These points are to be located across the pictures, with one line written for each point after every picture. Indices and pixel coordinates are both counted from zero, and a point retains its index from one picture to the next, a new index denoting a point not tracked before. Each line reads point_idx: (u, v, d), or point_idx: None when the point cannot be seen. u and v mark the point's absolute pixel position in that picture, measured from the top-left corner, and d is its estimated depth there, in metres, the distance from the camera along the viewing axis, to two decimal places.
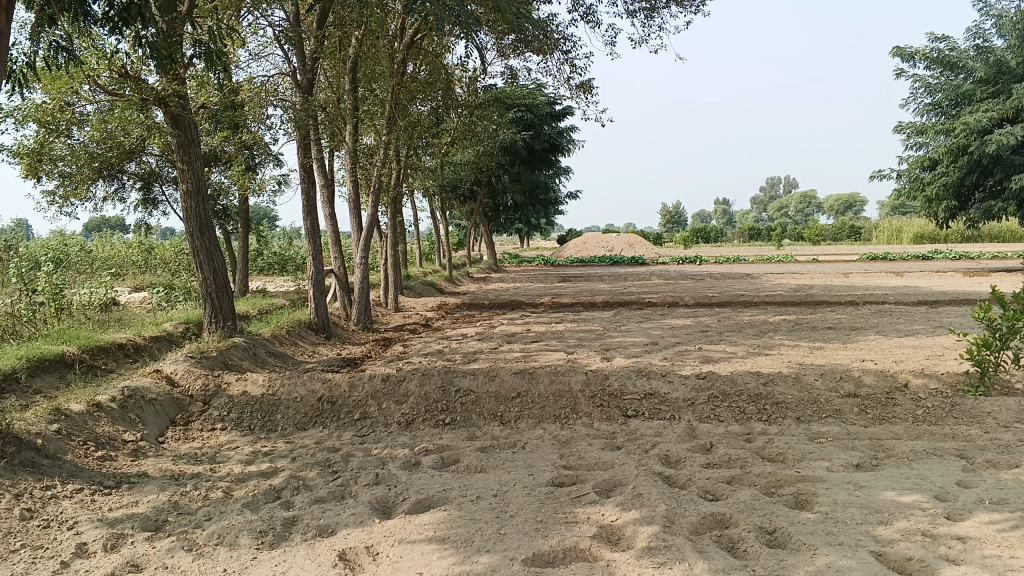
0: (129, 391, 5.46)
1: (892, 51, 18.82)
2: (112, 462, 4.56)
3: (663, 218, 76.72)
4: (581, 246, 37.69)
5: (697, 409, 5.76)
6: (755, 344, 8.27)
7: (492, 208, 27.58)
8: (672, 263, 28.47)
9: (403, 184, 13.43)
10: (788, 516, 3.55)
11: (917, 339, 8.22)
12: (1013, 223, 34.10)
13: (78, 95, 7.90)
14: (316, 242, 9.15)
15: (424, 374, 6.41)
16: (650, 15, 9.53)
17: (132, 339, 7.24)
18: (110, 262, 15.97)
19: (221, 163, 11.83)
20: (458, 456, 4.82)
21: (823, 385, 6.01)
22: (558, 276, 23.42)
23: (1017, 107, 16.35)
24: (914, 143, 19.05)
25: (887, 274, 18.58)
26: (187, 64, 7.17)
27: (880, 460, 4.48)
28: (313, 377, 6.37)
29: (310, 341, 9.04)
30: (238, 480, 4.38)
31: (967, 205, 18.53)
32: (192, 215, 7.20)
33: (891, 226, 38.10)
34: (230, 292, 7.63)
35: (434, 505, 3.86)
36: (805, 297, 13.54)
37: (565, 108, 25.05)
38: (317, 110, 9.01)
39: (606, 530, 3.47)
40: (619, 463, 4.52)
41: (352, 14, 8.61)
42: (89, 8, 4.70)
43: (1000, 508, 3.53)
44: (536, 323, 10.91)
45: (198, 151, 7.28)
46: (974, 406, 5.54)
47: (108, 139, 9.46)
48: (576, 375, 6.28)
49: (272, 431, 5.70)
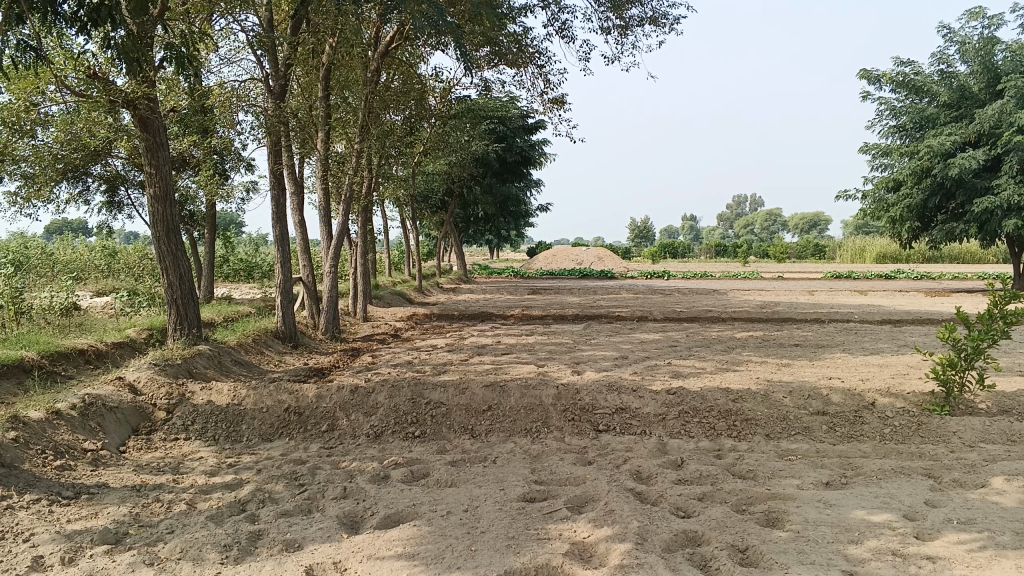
0: (90, 398, 5.33)
1: (859, 73, 19.15)
2: (71, 472, 4.43)
3: (632, 232, 77.27)
4: (551, 258, 37.78)
5: (667, 424, 5.76)
6: (724, 360, 8.33)
7: (462, 218, 27.49)
8: (641, 278, 28.73)
9: (375, 193, 13.33)
10: (759, 534, 3.54)
11: (881, 358, 8.32)
12: (972, 245, 35.02)
13: (45, 95, 7.75)
14: (285, 250, 9.03)
15: (393, 385, 6.33)
16: (624, 32, 9.60)
17: (93, 345, 7.08)
18: (71, 266, 15.63)
19: (190, 167, 11.66)
20: (428, 469, 4.75)
21: (791, 403, 6.03)
22: (527, 288, 23.45)
23: (979, 131, 16.73)
24: (879, 164, 19.36)
25: (852, 293, 18.86)
26: (159, 66, 7.07)
27: (849, 479, 4.50)
28: (280, 387, 6.26)
29: (277, 350, 8.90)
30: (202, 491, 4.28)
31: (929, 227, 18.87)
32: (159, 221, 7.07)
33: (854, 244, 38.81)
34: (196, 299, 7.49)
35: (403, 521, 3.80)
36: (771, 313, 13.71)
37: (538, 122, 25.08)
38: (289, 117, 8.93)
39: (577, 546, 3.43)
40: (589, 478, 4.49)
41: (328, 22, 8.55)
42: (59, 8, 4.59)
43: (968, 528, 3.56)
44: (506, 336, 10.89)
45: (167, 155, 7.16)
46: (939, 425, 5.61)
47: (73, 140, 9.26)
48: (547, 389, 6.25)
49: (237, 441, 5.60)
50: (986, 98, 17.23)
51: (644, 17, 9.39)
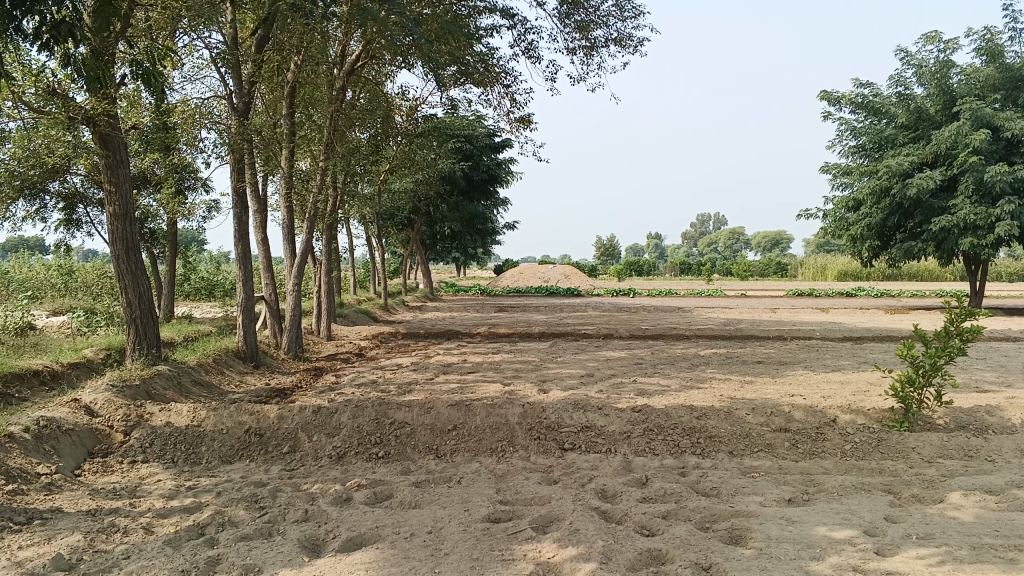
0: (44, 421, 5.21)
1: (819, 95, 19.49)
2: (24, 496, 4.31)
3: (598, 250, 77.73)
4: (518, 276, 37.85)
5: (633, 442, 5.77)
6: (688, 377, 8.38)
7: (428, 236, 27.48)
8: (607, 296, 28.90)
9: (339, 212, 13.21)
10: (723, 552, 3.55)
11: (842, 375, 8.44)
12: (930, 264, 35.83)
13: (1, 110, 7.62)
14: (248, 268, 8.93)
15: (357, 406, 6.26)
16: (589, 53, 9.69)
17: (48, 366, 6.93)
18: (26, 285, 15.30)
19: (150, 185, 11.50)
20: (391, 491, 4.71)
21: (754, 420, 6.08)
22: (495, 305, 23.43)
23: (935, 152, 17.13)
24: (840, 184, 19.70)
25: (813, 311, 19.12)
26: (120, 83, 6.99)
27: (811, 495, 4.54)
28: (241, 408, 6.16)
29: (238, 370, 8.77)
30: (160, 515, 4.19)
31: (888, 245, 19.22)
32: (118, 239, 6.93)
33: (815, 263, 39.41)
34: (156, 319, 7.35)
35: (366, 543, 3.75)
36: (734, 330, 13.86)
37: (505, 140, 25.18)
38: (252, 134, 8.87)
39: (542, 566, 3.41)
40: (555, 498, 4.48)
41: (293, 41, 8.51)
42: (18, 23, 4.49)
43: (927, 543, 3.60)
44: (472, 354, 10.86)
45: (127, 173, 7.05)
46: (899, 441, 5.69)
47: (30, 157, 9.09)
48: (512, 408, 6.23)
49: (196, 464, 5.50)
50: (941, 119, 17.60)
51: (608, 38, 9.49)
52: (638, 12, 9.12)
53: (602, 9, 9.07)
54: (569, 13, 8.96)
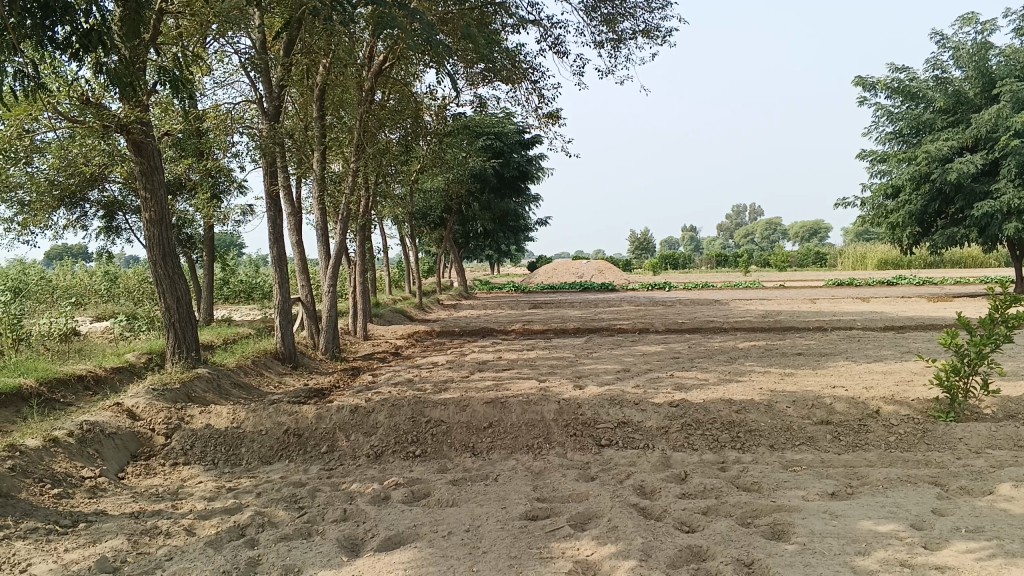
0: (88, 425, 5.30)
1: (854, 81, 19.15)
2: (69, 499, 4.39)
3: (632, 244, 77.30)
4: (551, 271, 37.73)
5: (671, 437, 5.71)
6: (726, 370, 8.29)
7: (461, 234, 27.54)
8: (642, 289, 28.76)
9: (372, 212, 13.30)
10: (765, 547, 3.49)
11: (885, 365, 8.27)
12: (973, 249, 35.12)
13: (37, 122, 7.75)
14: (283, 269, 8.99)
15: (393, 405, 6.28)
16: (617, 45, 9.61)
17: (92, 371, 7.07)
18: (70, 291, 15.66)
19: (186, 191, 11.68)
20: (429, 489, 4.71)
21: (795, 413, 5.99)
22: (530, 302, 23.43)
23: (976, 136, 16.75)
24: (878, 171, 19.34)
25: (853, 300, 18.81)
26: (152, 90, 7.07)
27: (855, 489, 4.44)
28: (280, 409, 6.21)
29: (277, 371, 8.86)
30: (201, 516, 4.24)
31: (929, 232, 18.81)
32: (155, 245, 7.01)
33: (854, 251, 38.82)
34: (194, 322, 7.43)
35: (405, 542, 3.76)
36: (772, 322, 13.69)
37: (534, 138, 25.24)
38: (284, 138, 8.92)
39: (581, 565, 3.38)
40: (593, 495, 4.44)
41: (320, 44, 8.57)
42: (50, 33, 4.54)
43: (976, 536, 3.51)
44: (507, 351, 10.87)
45: (162, 179, 7.15)
46: (945, 432, 5.55)
47: (69, 167, 9.28)
48: (548, 404, 6.20)
49: (236, 465, 5.56)
50: (982, 102, 17.22)
51: (636, 30, 9.42)
52: (666, 3, 9.05)
53: (629, 2, 9.00)
54: (595, 7, 8.91)
